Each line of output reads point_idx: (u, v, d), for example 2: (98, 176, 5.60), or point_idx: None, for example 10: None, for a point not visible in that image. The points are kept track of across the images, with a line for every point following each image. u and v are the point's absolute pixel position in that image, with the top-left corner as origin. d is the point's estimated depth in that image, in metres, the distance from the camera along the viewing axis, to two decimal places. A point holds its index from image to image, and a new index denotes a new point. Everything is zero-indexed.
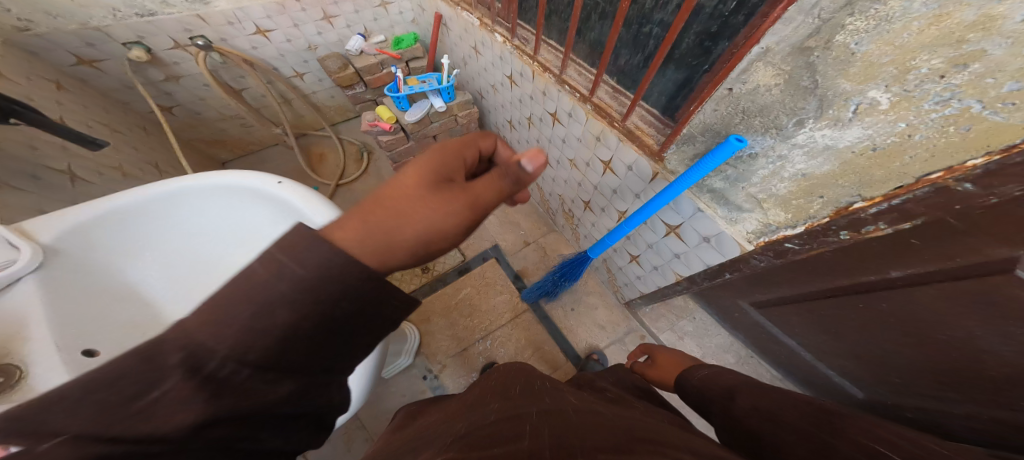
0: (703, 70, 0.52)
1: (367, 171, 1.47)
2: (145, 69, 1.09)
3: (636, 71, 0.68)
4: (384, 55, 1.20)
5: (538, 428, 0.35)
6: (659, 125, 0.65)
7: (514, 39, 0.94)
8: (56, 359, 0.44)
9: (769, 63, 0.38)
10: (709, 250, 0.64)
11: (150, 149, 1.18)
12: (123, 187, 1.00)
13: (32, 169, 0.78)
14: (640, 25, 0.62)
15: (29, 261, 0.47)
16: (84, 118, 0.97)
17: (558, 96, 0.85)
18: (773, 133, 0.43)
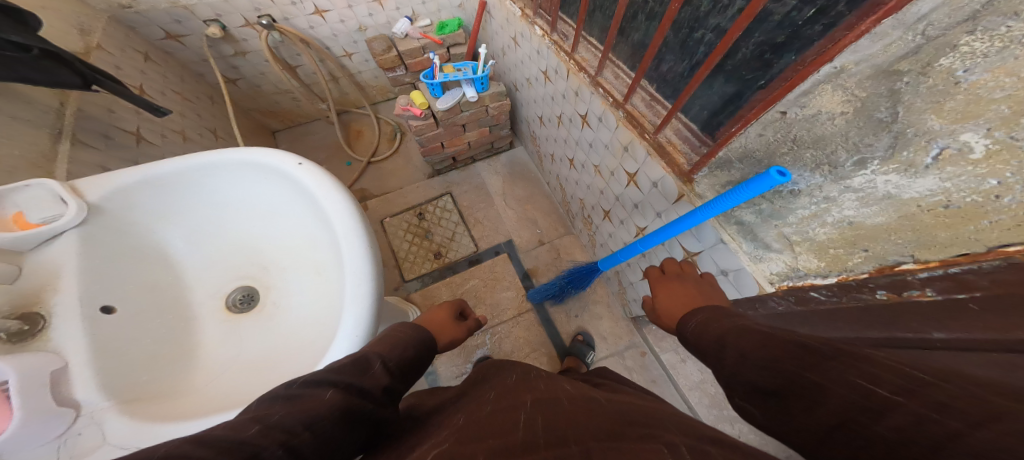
0: (759, 87, 0.46)
1: (397, 151, 1.49)
2: (218, 44, 1.17)
3: (679, 80, 0.62)
4: (428, 40, 1.19)
5: (533, 418, 0.36)
6: (695, 142, 0.60)
7: (554, 33, 0.91)
8: (76, 316, 0.43)
9: (840, 85, 0.34)
10: (724, 284, 0.60)
11: (212, 116, 1.26)
12: (182, 150, 1.07)
13: (107, 128, 0.84)
14: (691, 30, 0.55)
15: (72, 217, 0.47)
16: (160, 87, 1.06)
17: (590, 98, 0.81)
18: (826, 170, 0.38)
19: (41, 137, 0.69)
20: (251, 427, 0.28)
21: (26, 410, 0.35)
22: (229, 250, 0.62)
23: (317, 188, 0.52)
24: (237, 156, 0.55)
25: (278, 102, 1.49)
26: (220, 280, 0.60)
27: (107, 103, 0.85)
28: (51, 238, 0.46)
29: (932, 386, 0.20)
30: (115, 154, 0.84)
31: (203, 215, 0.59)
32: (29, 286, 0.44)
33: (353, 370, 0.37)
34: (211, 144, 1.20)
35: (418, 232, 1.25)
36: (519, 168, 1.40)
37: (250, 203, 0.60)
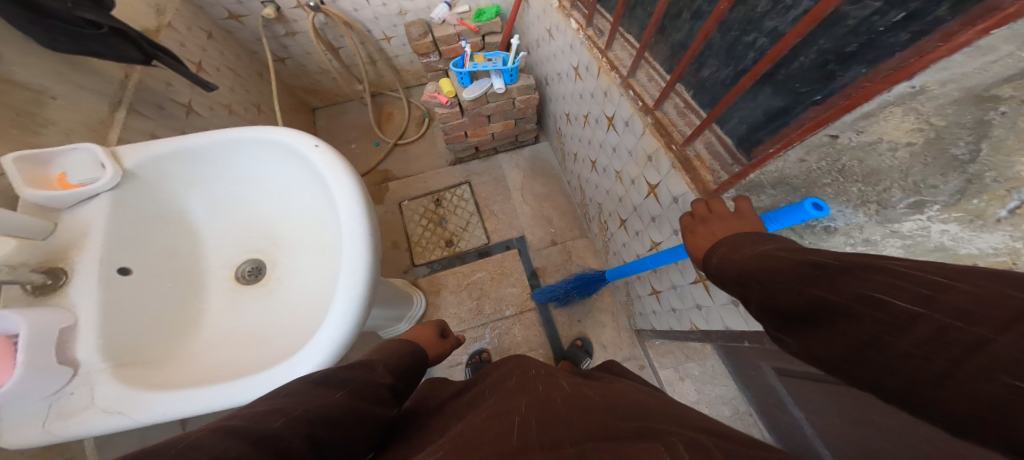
0: (812, 102, 0.41)
1: (423, 136, 1.49)
2: (273, 25, 1.21)
3: (720, 87, 0.56)
4: (463, 27, 1.17)
5: (526, 420, 0.34)
6: (727, 159, 0.55)
7: (589, 28, 0.86)
8: (96, 275, 0.46)
9: (912, 110, 0.28)
10: (734, 315, 0.55)
11: (258, 92, 1.30)
12: (227, 122, 1.11)
13: (162, 99, 0.88)
14: (742, 32, 0.49)
15: (109, 179, 0.50)
16: (217, 63, 1.11)
17: (619, 100, 0.77)
18: (872, 209, 0.34)
19: (100, 105, 0.73)
20: (276, 419, 0.29)
21: (28, 367, 0.37)
22: (245, 223, 0.64)
23: (328, 170, 0.53)
24: (258, 134, 0.56)
25: (320, 82, 1.51)
26: (233, 251, 0.62)
27: (166, 77, 0.90)
28: (87, 199, 0.50)
29: (952, 292, 0.20)
30: (165, 123, 0.88)
31: (225, 187, 0.61)
32: (61, 242, 0.48)
33: (360, 368, 0.41)
34: (254, 119, 1.25)
35: (432, 218, 1.26)
36: (540, 163, 1.38)
37: (270, 180, 0.61)
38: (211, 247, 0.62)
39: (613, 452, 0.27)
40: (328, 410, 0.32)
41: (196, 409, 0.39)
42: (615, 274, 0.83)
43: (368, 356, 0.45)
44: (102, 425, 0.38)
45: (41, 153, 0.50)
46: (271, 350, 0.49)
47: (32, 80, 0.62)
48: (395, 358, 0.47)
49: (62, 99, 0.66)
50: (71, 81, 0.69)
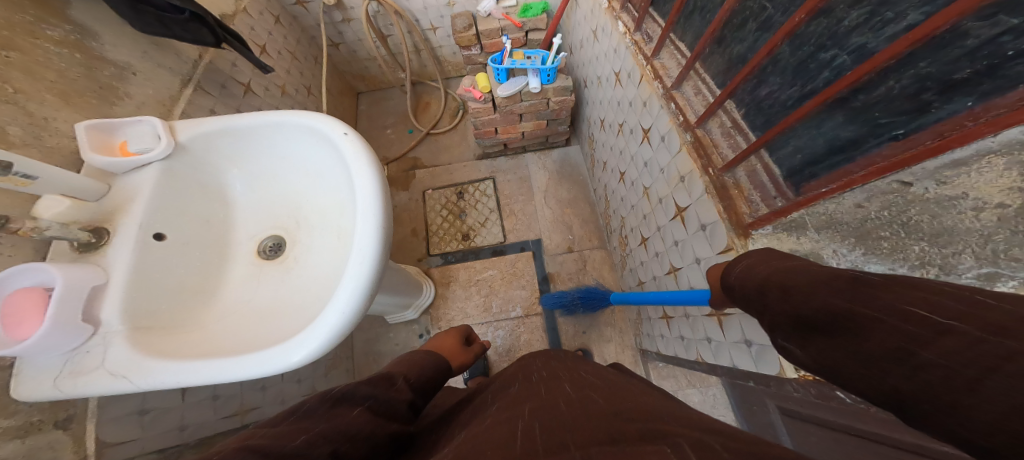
0: (893, 136, 0.36)
1: (456, 128, 1.50)
2: (332, 10, 1.27)
3: (778, 109, 0.51)
4: (508, 22, 1.16)
5: (531, 427, 0.33)
6: (770, 191, 0.51)
7: (637, 33, 0.83)
8: (132, 241, 0.51)
9: (1017, 163, 0.24)
10: (745, 355, 0.51)
11: (312, 75, 1.35)
12: (277, 102, 1.15)
13: (225, 79, 0.93)
14: (819, 49, 0.44)
15: (161, 152, 0.54)
16: (279, 47, 1.17)
17: (659, 113, 0.74)
18: (931, 273, 0.30)
19: (173, 82, 0.78)
20: (297, 437, 0.31)
21: (55, 322, 0.42)
22: (275, 201, 0.67)
23: (354, 160, 0.54)
24: (295, 118, 0.58)
25: (367, 67, 1.56)
26: (260, 225, 0.66)
27: (232, 58, 0.95)
28: (139, 167, 0.55)
29: (995, 312, 0.19)
30: (225, 101, 0.93)
31: (262, 164, 0.65)
32: (110, 206, 0.52)
33: (382, 382, 0.44)
34: (303, 100, 1.30)
35: (453, 211, 1.27)
36: (569, 167, 1.35)
37: (302, 162, 0.64)
38: (242, 220, 0.66)
39: (615, 454, 0.25)
40: (343, 426, 0.34)
41: (194, 379, 0.42)
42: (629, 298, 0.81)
43: (391, 369, 0.49)
44: (107, 386, 0.42)
45: (110, 123, 0.55)
46: (278, 329, 0.51)
47: (119, 57, 0.68)
48: (416, 371, 0.51)
49: (141, 75, 0.72)
50: (151, 58, 0.74)
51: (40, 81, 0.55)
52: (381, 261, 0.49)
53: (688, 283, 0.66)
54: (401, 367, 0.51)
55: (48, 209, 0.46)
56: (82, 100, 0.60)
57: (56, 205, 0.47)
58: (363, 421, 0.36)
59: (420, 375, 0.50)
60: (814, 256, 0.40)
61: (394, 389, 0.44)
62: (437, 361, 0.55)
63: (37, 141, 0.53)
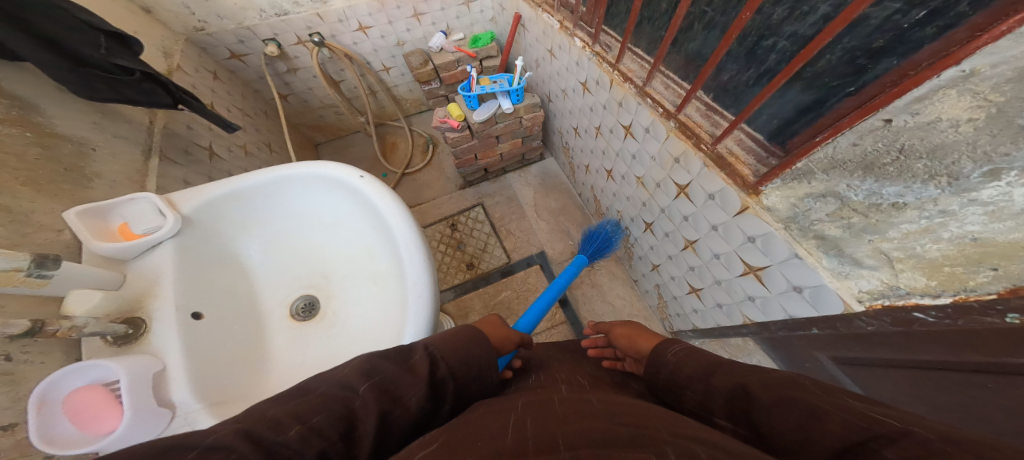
0: (846, 94, 0.40)
1: (430, 163, 1.49)
2: (275, 62, 1.23)
3: (743, 89, 0.56)
4: (461, 53, 1.20)
5: (523, 421, 0.37)
6: (762, 152, 0.54)
7: (596, 45, 0.87)
8: (174, 323, 0.51)
9: (967, 90, 0.27)
10: (799, 301, 0.53)
11: (268, 131, 1.29)
12: (245, 163, 1.08)
13: (188, 144, 0.85)
14: (760, 38, 0.49)
15: (170, 228, 0.54)
16: (226, 104, 1.12)
17: (636, 110, 0.76)
18: (943, 181, 0.31)
19: (136, 154, 0.71)
20: (290, 427, 0.30)
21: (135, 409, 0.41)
22: (296, 261, 0.69)
23: (378, 198, 0.57)
24: (304, 171, 0.62)
25: (322, 116, 1.53)
26: (289, 288, 0.68)
27: (187, 120, 0.88)
28: (152, 246, 0.55)
29: None
30: (194, 169, 0.84)
31: (273, 226, 0.67)
32: (134, 293, 0.51)
33: (397, 357, 0.40)
34: (267, 158, 1.23)
35: (451, 243, 1.25)
36: (551, 179, 1.38)
37: (318, 217, 0.68)
38: (267, 284, 0.67)
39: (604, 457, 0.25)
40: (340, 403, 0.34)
41: None
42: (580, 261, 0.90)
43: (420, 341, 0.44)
44: None
45: (100, 205, 0.53)
46: None
47: (73, 132, 0.62)
48: (451, 344, 0.45)
49: (101, 149, 0.65)
50: (105, 131, 0.68)
51: (5, 170, 0.49)
52: (433, 287, 0.52)
53: (711, 251, 0.69)
54: (439, 336, 0.46)
55: (83, 303, 0.45)
56: (51, 186, 0.54)
57: (90, 297, 0.46)
58: (362, 402, 0.35)
59: (451, 346, 0.44)
60: (832, 193, 0.42)
61: (405, 366, 0.39)
62: (479, 337, 0.49)
63: (24, 239, 0.47)
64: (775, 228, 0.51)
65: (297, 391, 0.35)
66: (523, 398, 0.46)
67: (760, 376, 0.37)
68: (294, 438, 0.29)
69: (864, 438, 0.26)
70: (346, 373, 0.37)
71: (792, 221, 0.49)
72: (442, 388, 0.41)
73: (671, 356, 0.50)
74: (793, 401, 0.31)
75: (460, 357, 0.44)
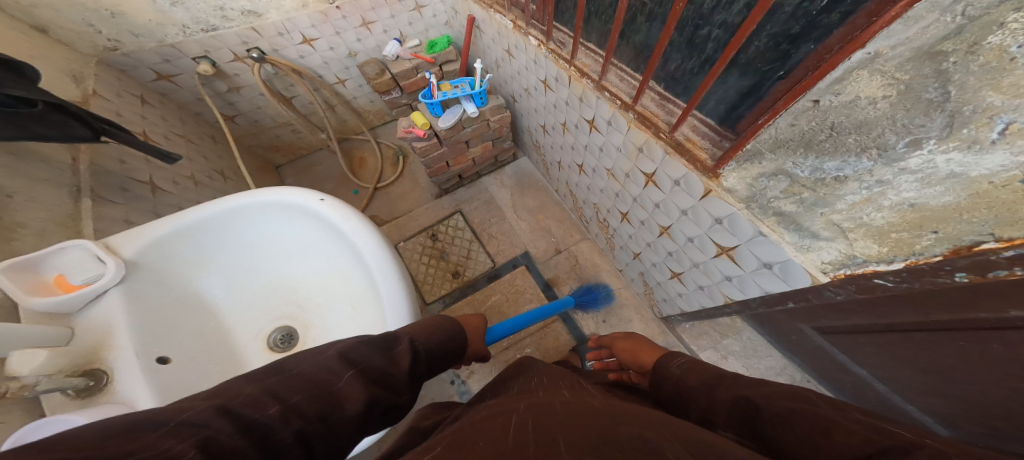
0: (777, 78, 0.41)
1: (402, 175, 1.45)
2: (212, 82, 1.14)
3: (689, 77, 0.55)
4: (418, 60, 1.16)
5: (524, 421, 0.39)
6: (715, 137, 0.54)
7: (550, 42, 0.84)
8: (138, 370, 0.48)
9: (877, 71, 0.29)
10: (770, 277, 0.55)
11: (217, 157, 1.21)
12: (196, 194, 1.00)
13: (122, 181, 0.78)
14: (696, 27, 0.49)
15: (114, 275, 0.51)
16: (162, 131, 1.03)
17: (596, 105, 0.74)
18: (874, 154, 0.33)
19: (63, 198, 0.66)
20: (271, 406, 0.34)
21: None
22: (265, 292, 0.68)
23: (340, 219, 0.56)
24: (259, 198, 0.60)
25: (279, 136, 1.45)
26: (261, 322, 0.67)
27: (118, 154, 0.80)
28: (98, 295, 0.51)
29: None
30: (135, 206, 0.79)
31: (232, 259, 0.64)
32: (86, 345, 0.48)
33: (380, 345, 0.44)
34: (221, 186, 1.14)
35: (433, 253, 1.23)
36: (526, 178, 1.37)
37: (281, 246, 0.66)
38: (234, 318, 0.65)
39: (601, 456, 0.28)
40: (314, 385, 0.38)
41: None
42: (564, 302, 1.05)
43: (398, 329, 0.49)
44: None
45: (28, 259, 0.47)
46: None
47: None
48: (426, 334, 0.51)
49: (19, 196, 0.60)
50: (20, 175, 0.61)
51: None
52: (410, 304, 0.53)
53: (684, 235, 0.70)
54: (418, 325, 0.51)
55: (28, 363, 0.41)
56: None
57: (36, 357, 0.42)
58: (341, 385, 0.39)
59: (429, 337, 0.51)
60: (782, 171, 0.43)
61: (389, 357, 0.43)
62: (454, 331, 0.56)
63: None
64: (737, 209, 0.52)
65: (279, 371, 0.38)
66: (523, 400, 0.47)
67: (768, 393, 0.43)
68: (274, 416, 0.34)
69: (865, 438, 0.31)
70: (329, 355, 0.41)
71: (752, 200, 0.50)
72: (417, 372, 0.47)
73: (676, 368, 0.61)
74: (800, 412, 0.37)
75: (436, 344, 0.51)
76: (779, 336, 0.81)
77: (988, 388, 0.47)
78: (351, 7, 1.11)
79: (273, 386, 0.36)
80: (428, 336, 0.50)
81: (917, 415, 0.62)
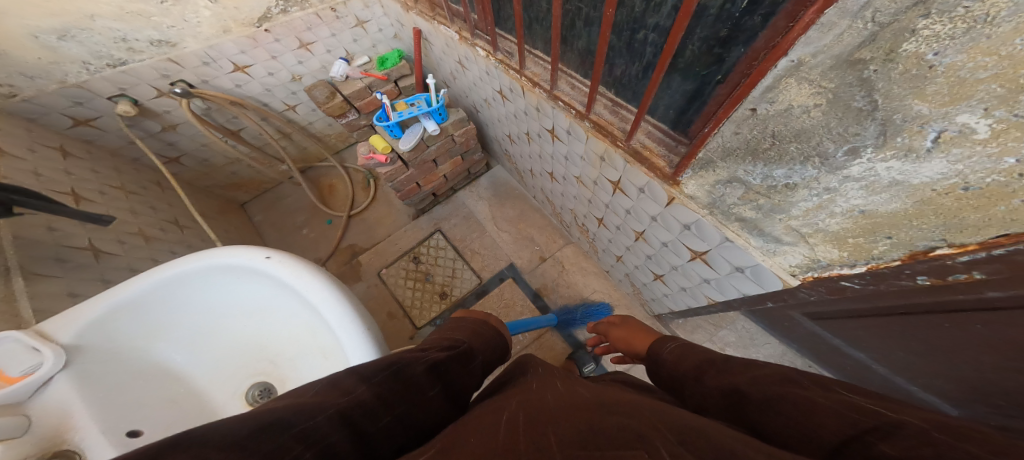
0: (716, 82, 0.39)
1: (375, 199, 1.42)
2: (140, 122, 1.03)
3: (636, 82, 0.53)
4: (371, 78, 1.07)
5: (515, 418, 0.35)
6: (670, 142, 0.52)
7: (497, 52, 0.81)
8: (108, 446, 0.48)
9: (803, 79, 0.27)
10: (744, 280, 0.53)
11: (168, 205, 1.10)
12: (148, 252, 0.92)
13: (57, 250, 0.71)
14: (633, 31, 0.47)
15: (55, 362, 0.49)
16: (95, 185, 0.90)
17: (553, 115, 0.71)
18: (817, 162, 0.31)
19: None
20: (382, 416, 0.35)
21: None
22: (235, 350, 0.68)
23: (288, 273, 0.55)
24: (202, 262, 0.59)
25: (235, 173, 1.37)
26: (236, 380, 0.67)
27: (45, 220, 0.71)
28: (44, 383, 0.48)
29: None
30: (77, 276, 0.72)
31: (190, 325, 0.63)
32: (46, 431, 0.46)
33: (460, 359, 0.48)
34: (180, 237, 1.06)
35: (418, 277, 1.22)
36: (503, 188, 1.35)
37: (240, 303, 0.65)
38: (206, 380, 0.65)
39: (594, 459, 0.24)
40: (412, 395, 0.39)
41: None
42: (541, 321, 1.03)
43: (464, 342, 0.52)
44: None
45: None
46: None
47: None
48: (483, 346, 0.55)
49: None
50: None
51: None
52: (376, 349, 0.51)
53: (659, 240, 0.69)
54: (476, 339, 0.55)
55: None
56: None
57: None
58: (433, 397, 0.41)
59: (487, 350, 0.55)
60: (735, 179, 0.41)
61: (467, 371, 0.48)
62: (496, 339, 0.60)
63: None
64: (702, 215, 0.50)
65: (388, 370, 0.39)
66: (517, 397, 0.44)
67: (762, 382, 0.36)
68: (381, 427, 0.35)
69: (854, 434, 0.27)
70: (426, 365, 0.42)
71: (714, 207, 0.47)
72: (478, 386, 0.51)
73: (667, 354, 0.56)
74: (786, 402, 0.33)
75: (489, 354, 0.56)
76: (772, 324, 0.79)
77: (983, 369, 0.45)
78: (283, 29, 1.01)
79: (384, 392, 0.37)
80: (483, 347, 0.55)
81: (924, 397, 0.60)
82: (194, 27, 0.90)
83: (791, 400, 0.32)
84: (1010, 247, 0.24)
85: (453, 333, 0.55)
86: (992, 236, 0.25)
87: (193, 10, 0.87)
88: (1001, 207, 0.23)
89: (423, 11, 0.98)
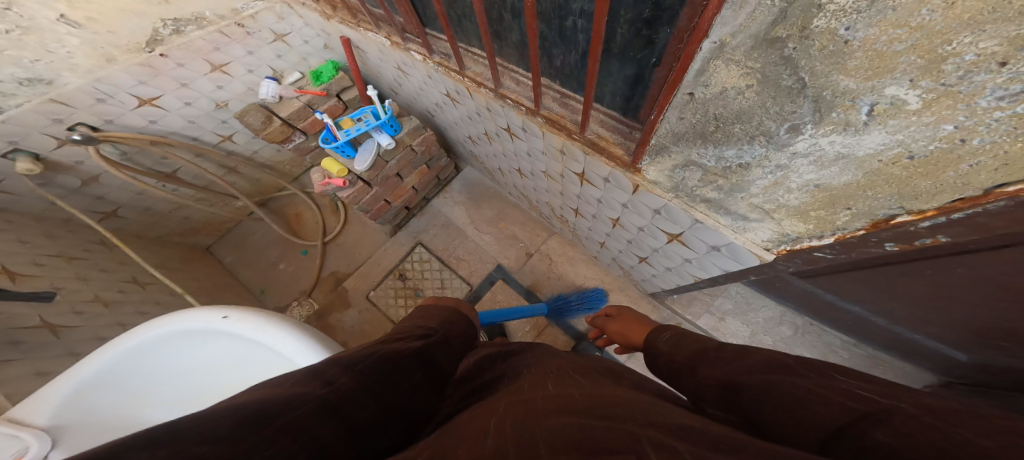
0: (653, 65, 0.36)
1: (348, 221, 1.39)
2: (53, 178, 0.96)
3: (577, 71, 0.50)
4: (309, 95, 1.01)
5: (502, 422, 0.27)
6: (625, 129, 0.50)
7: (434, 55, 0.77)
8: None
9: (729, 61, 0.25)
10: (722, 257, 0.51)
11: (120, 263, 1.06)
12: (112, 317, 0.89)
13: (10, 333, 0.68)
14: (561, 19, 0.44)
15: (41, 444, 0.47)
16: (29, 257, 0.84)
17: (505, 114, 0.68)
18: (763, 140, 0.28)
19: None
20: (367, 404, 0.31)
21: None
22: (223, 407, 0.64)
23: (253, 329, 0.54)
24: (171, 325, 0.57)
25: (188, 216, 1.31)
26: None
27: None
28: None
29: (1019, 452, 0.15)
30: (38, 356, 0.70)
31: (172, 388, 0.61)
32: None
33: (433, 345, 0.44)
34: (142, 297, 1.03)
35: (407, 293, 1.19)
36: (477, 189, 1.32)
37: (214, 360, 0.62)
38: None
39: None
40: (396, 382, 0.35)
41: None
42: (535, 310, 1.02)
43: (432, 328, 0.48)
44: None
45: None
46: None
47: None
48: (455, 334, 0.50)
49: None
50: None
51: None
52: None
53: (635, 225, 0.66)
54: (444, 325, 0.50)
55: None
56: None
57: None
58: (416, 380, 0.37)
59: (457, 334, 0.51)
60: (690, 163, 0.38)
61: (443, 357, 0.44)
62: (465, 326, 0.55)
63: None
64: (668, 200, 0.47)
65: (369, 359, 0.35)
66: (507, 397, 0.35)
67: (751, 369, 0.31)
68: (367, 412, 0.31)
69: (846, 419, 0.23)
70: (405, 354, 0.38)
71: (678, 190, 0.45)
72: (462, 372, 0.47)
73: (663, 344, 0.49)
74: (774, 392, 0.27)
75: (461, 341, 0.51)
76: (763, 287, 0.78)
77: (981, 311, 0.44)
78: (182, 51, 0.93)
79: (366, 379, 0.33)
80: (451, 331, 0.50)
81: (925, 342, 0.60)
82: (66, 58, 0.79)
83: (787, 389, 0.27)
84: (977, 208, 0.23)
85: (423, 322, 0.49)
86: (951, 199, 0.24)
87: (56, 39, 0.75)
88: (953, 170, 0.22)
89: (344, 18, 0.93)
